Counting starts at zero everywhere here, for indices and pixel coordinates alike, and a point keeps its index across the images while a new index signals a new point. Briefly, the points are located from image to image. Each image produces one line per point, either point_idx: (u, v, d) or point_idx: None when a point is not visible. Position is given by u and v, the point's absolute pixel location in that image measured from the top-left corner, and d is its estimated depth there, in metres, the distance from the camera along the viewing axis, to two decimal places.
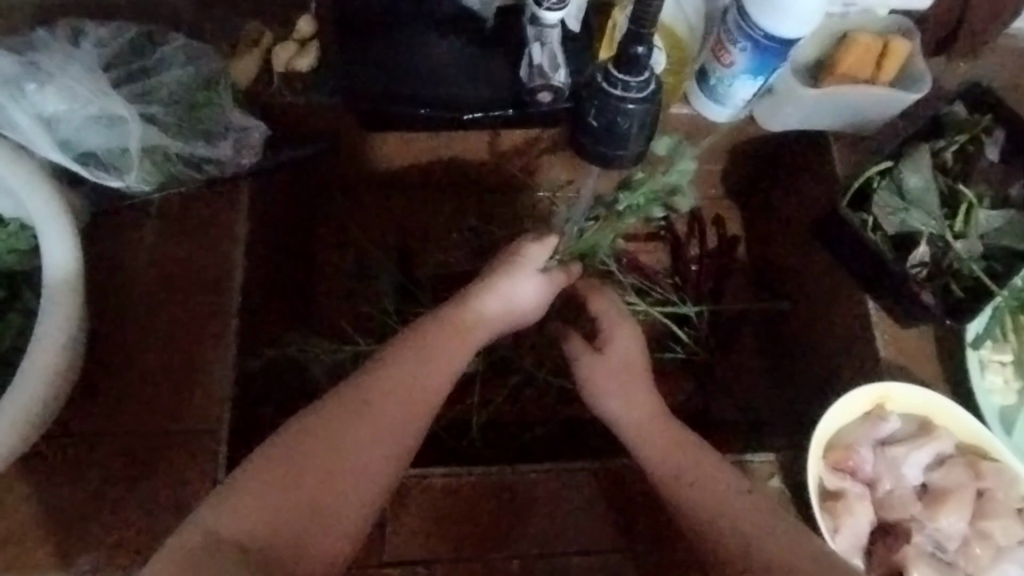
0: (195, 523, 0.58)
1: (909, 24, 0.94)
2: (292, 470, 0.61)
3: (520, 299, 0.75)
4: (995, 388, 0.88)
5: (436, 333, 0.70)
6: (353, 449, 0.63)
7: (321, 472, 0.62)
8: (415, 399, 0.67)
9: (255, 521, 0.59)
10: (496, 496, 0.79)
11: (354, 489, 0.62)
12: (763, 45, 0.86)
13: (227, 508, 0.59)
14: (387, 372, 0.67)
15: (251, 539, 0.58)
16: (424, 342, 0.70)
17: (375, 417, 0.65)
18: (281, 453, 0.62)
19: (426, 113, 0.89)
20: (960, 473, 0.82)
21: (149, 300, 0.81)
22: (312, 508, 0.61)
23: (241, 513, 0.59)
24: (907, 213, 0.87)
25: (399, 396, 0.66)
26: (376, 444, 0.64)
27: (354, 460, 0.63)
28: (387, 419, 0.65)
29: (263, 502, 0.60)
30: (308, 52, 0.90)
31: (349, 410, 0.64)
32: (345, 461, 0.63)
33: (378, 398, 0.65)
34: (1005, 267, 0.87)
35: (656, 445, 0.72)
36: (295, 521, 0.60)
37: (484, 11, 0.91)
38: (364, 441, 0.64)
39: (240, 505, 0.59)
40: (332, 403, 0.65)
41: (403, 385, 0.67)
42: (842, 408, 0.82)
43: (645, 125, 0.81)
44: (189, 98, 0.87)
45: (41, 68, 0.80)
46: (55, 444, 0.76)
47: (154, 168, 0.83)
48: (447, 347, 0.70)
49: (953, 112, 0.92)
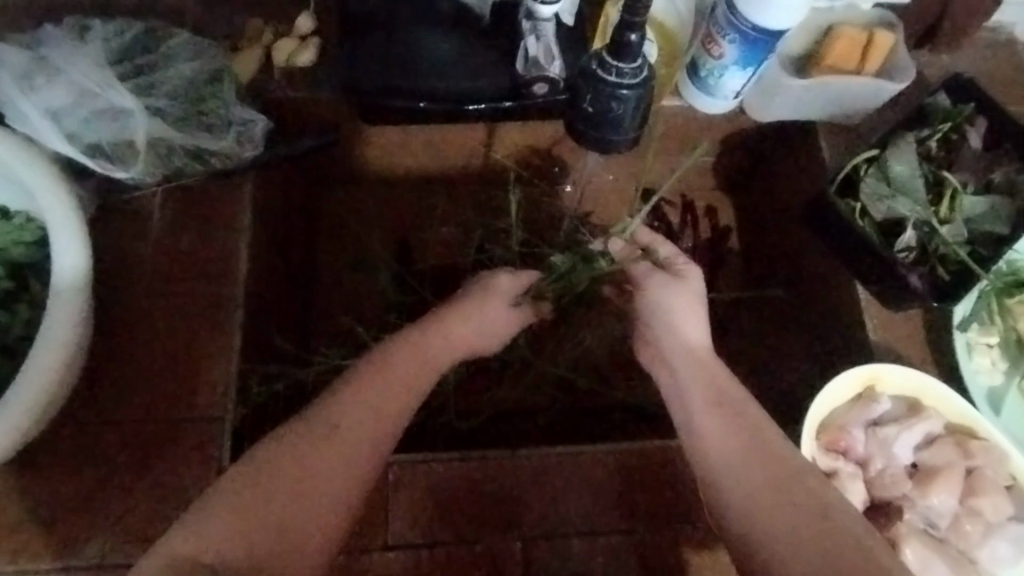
0: (172, 545, 0.59)
1: (893, 17, 0.96)
2: (264, 491, 0.63)
3: (490, 323, 0.82)
4: (982, 370, 0.90)
5: (395, 359, 0.74)
6: (321, 461, 0.66)
7: (292, 490, 0.64)
8: (383, 420, 0.70)
9: (228, 538, 0.60)
10: (497, 479, 0.81)
11: (323, 502, 0.64)
12: (751, 37, 0.87)
13: (195, 539, 0.59)
14: (355, 395, 0.71)
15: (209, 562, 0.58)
16: (384, 369, 0.73)
17: (339, 437, 0.67)
18: (258, 475, 0.64)
19: (422, 106, 0.91)
20: (949, 452, 0.85)
21: (156, 290, 0.82)
22: (285, 523, 0.62)
23: (210, 538, 0.60)
24: (895, 200, 0.89)
25: (366, 416, 0.69)
26: (346, 461, 0.66)
27: (324, 476, 0.65)
28: (354, 435, 0.68)
29: (236, 520, 0.61)
30: (308, 47, 0.93)
31: (315, 431, 0.67)
32: (317, 478, 0.65)
33: (345, 420, 0.69)
34: (989, 250, 0.89)
35: (698, 376, 0.75)
36: (269, 535, 0.61)
37: (479, 7, 0.93)
38: (331, 455, 0.66)
39: (206, 532, 0.60)
40: (300, 430, 0.67)
41: (371, 402, 0.70)
42: (835, 389, 0.85)
43: (638, 112, 0.81)
44: (194, 92, 0.89)
45: (47, 60, 0.84)
46: (61, 435, 0.77)
47: (160, 160, 0.85)
48: (407, 375, 0.74)
49: (936, 102, 0.95)
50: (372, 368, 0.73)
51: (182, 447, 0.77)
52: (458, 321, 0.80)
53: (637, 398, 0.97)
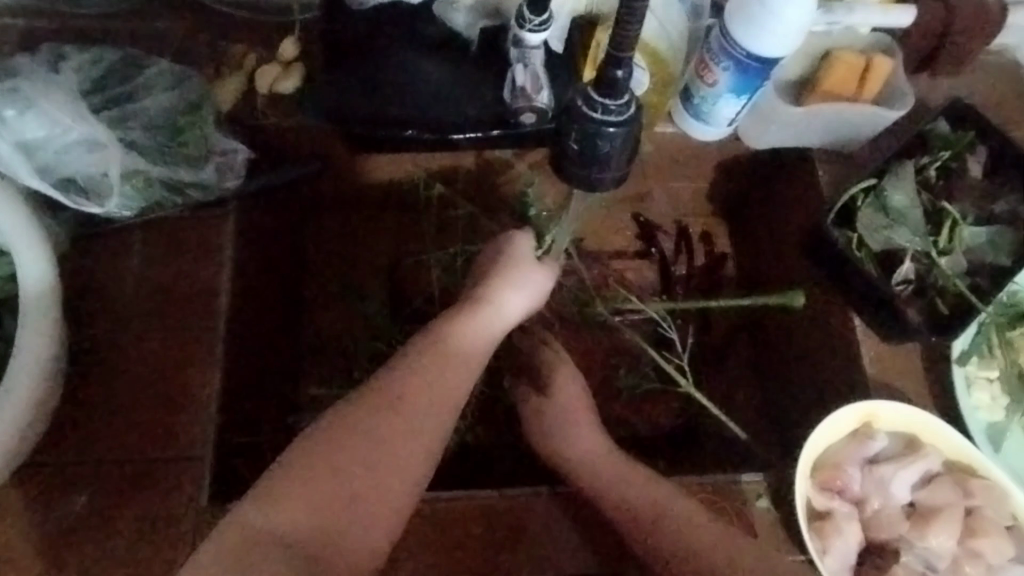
0: (242, 520, 0.62)
1: (887, 40, 0.94)
2: (334, 472, 0.64)
3: (533, 290, 0.80)
4: (982, 404, 0.88)
5: (467, 328, 0.74)
6: (386, 439, 0.67)
7: (361, 467, 0.65)
8: (450, 391, 0.71)
9: (291, 522, 0.62)
10: (483, 519, 0.79)
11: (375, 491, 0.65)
12: (744, 65, 0.86)
13: (277, 510, 0.62)
14: (414, 373, 0.70)
15: (293, 534, 0.61)
16: (456, 335, 0.73)
17: (403, 415, 0.68)
18: (326, 454, 0.65)
19: (410, 133, 0.89)
20: (947, 491, 0.82)
21: (135, 321, 0.79)
22: (359, 502, 0.64)
23: (278, 514, 0.62)
24: (892, 230, 0.87)
25: (425, 393, 0.69)
26: (418, 438, 0.68)
27: (376, 461, 0.66)
28: (415, 415, 0.69)
29: (298, 506, 0.63)
30: (294, 74, 0.92)
31: (374, 410, 0.68)
32: (372, 463, 0.66)
33: (410, 391, 0.69)
34: (989, 282, 0.87)
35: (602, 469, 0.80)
36: (329, 513, 0.63)
37: (468, 31, 0.90)
38: (394, 430, 0.67)
39: (285, 505, 0.62)
40: (367, 402, 0.68)
41: (439, 375, 0.71)
42: (830, 426, 0.82)
43: (626, 151, 0.74)
44: (172, 123, 0.87)
45: (18, 92, 0.80)
46: (31, 477, 0.74)
47: (135, 194, 0.83)
48: (476, 345, 0.74)
49: (936, 128, 0.92)
50: (437, 343, 0.72)
51: (158, 485, 0.74)
52: (522, 291, 0.79)
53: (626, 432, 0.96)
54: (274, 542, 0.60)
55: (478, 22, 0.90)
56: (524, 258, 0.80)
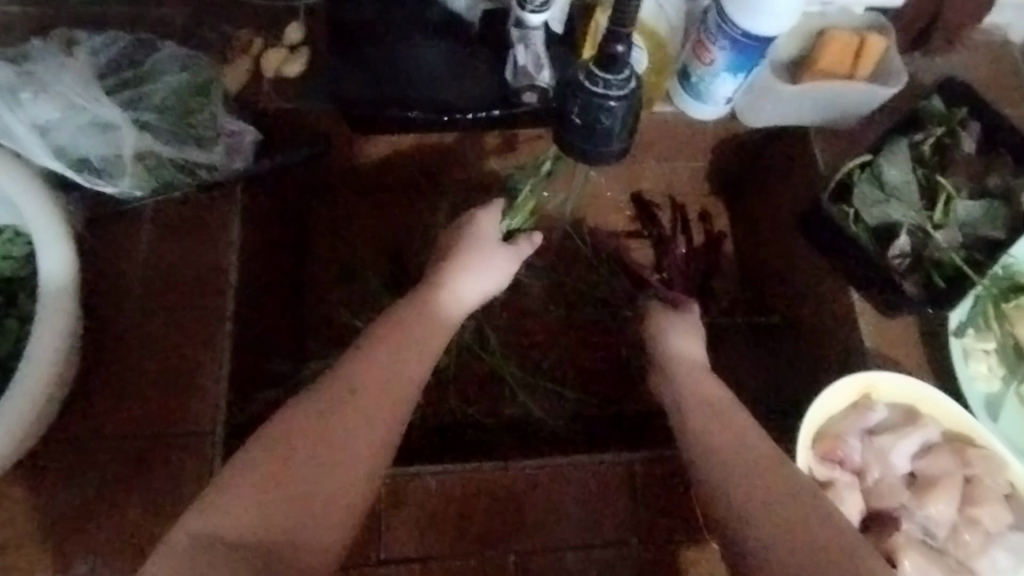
0: (204, 516, 0.59)
1: (885, 20, 0.96)
2: (288, 467, 0.63)
3: (493, 272, 0.82)
4: (979, 376, 0.89)
5: (425, 311, 0.76)
6: (340, 429, 0.66)
7: (313, 459, 0.64)
8: (400, 381, 0.70)
9: (251, 520, 0.60)
10: (490, 493, 0.80)
11: (333, 484, 0.63)
12: (741, 43, 0.87)
13: (225, 511, 0.60)
14: (365, 362, 0.70)
15: (240, 536, 0.59)
16: (412, 319, 0.75)
17: (355, 405, 0.67)
18: (280, 446, 0.64)
19: (411, 115, 0.89)
20: (946, 460, 0.84)
21: (143, 300, 0.80)
22: (314, 495, 0.62)
23: (239, 513, 0.60)
24: (888, 205, 0.88)
25: (375, 384, 0.69)
26: (370, 424, 0.67)
27: (333, 451, 0.65)
28: (367, 402, 0.68)
29: (257, 502, 0.61)
30: (299, 57, 0.93)
31: (325, 399, 0.67)
32: (328, 455, 0.64)
33: (361, 378, 0.69)
34: (985, 255, 0.88)
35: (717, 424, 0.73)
36: (289, 509, 0.61)
37: (470, 14, 0.92)
38: (345, 423, 0.66)
39: (239, 506, 0.60)
40: (321, 395, 0.67)
41: (387, 365, 0.70)
42: (830, 397, 0.84)
43: (627, 123, 0.77)
44: (181, 104, 0.88)
45: (35, 76, 0.82)
46: (47, 453, 0.75)
47: (147, 173, 0.84)
48: (432, 327, 0.75)
49: (931, 106, 0.94)
50: (392, 327, 0.73)
51: (170, 462, 0.75)
52: (483, 274, 0.81)
53: (630, 409, 0.97)
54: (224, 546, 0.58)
55: (479, 4, 0.91)
56: (487, 240, 0.83)
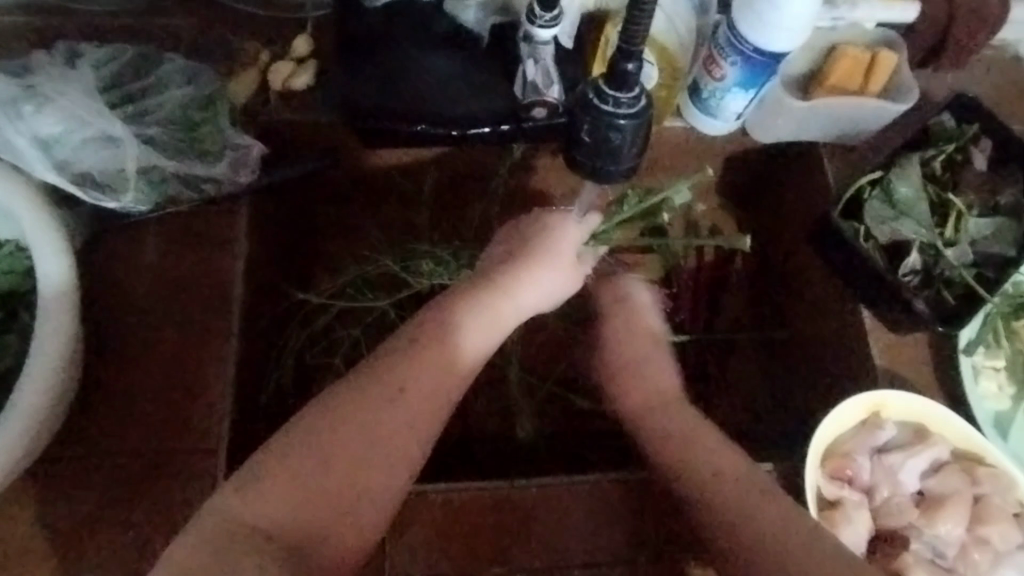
0: (209, 519, 0.60)
1: (896, 36, 0.96)
2: (329, 459, 0.64)
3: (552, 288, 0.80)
4: (989, 394, 0.89)
5: (487, 301, 0.75)
6: (388, 430, 0.66)
7: (355, 453, 0.64)
8: (453, 380, 0.70)
9: (279, 514, 0.61)
10: (496, 510, 0.80)
11: (365, 490, 0.64)
12: (752, 59, 0.87)
13: (259, 494, 0.61)
14: (424, 356, 0.69)
15: (271, 526, 0.60)
16: (474, 311, 0.73)
17: (406, 404, 0.67)
18: (323, 432, 0.64)
19: (420, 128, 0.89)
20: (956, 479, 0.83)
21: (150, 313, 0.80)
22: (347, 487, 0.63)
23: (267, 503, 0.61)
24: (898, 222, 0.88)
25: (429, 387, 0.68)
26: (418, 422, 0.67)
27: (374, 454, 0.65)
28: (419, 397, 0.68)
29: (285, 497, 0.62)
30: (305, 70, 0.92)
31: (376, 393, 0.67)
32: (367, 457, 0.65)
33: (417, 371, 0.68)
34: (995, 272, 0.88)
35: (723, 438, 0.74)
36: (316, 507, 0.62)
37: (479, 27, 0.92)
38: (393, 420, 0.66)
39: (268, 490, 0.61)
40: (371, 387, 0.67)
41: (444, 359, 0.70)
42: (839, 416, 0.83)
43: (636, 143, 0.77)
44: (186, 118, 0.87)
45: (38, 89, 0.82)
46: (51, 467, 0.75)
47: (150, 188, 0.83)
48: (491, 324, 0.74)
49: (941, 123, 0.93)
50: (451, 321, 0.72)
51: (174, 477, 0.75)
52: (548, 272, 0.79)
53: None
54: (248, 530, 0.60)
55: (487, 18, 0.91)
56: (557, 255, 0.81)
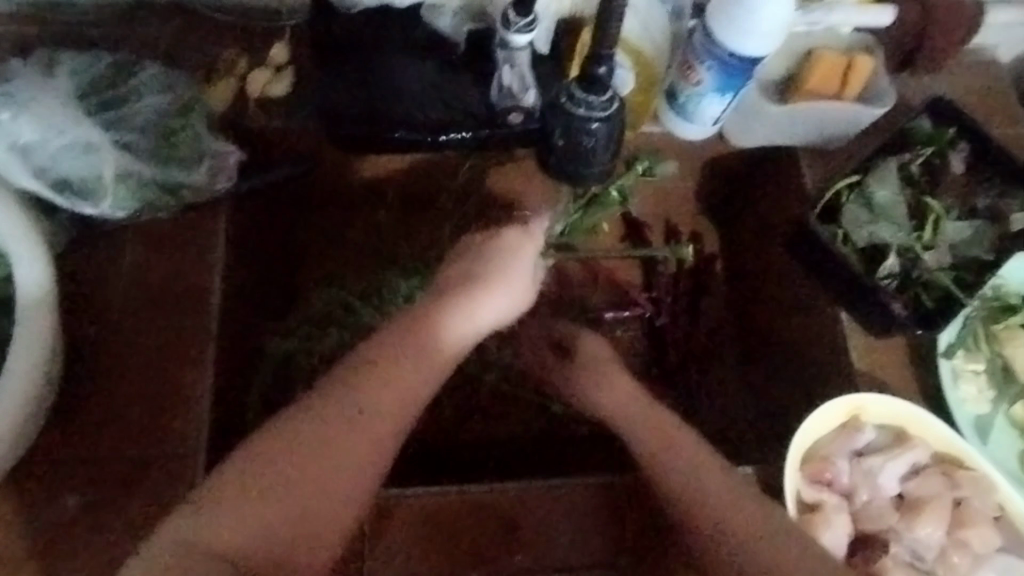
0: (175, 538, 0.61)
1: (872, 40, 0.96)
2: (274, 489, 0.64)
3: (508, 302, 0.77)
4: (969, 398, 0.89)
5: (429, 327, 0.72)
6: (346, 444, 0.66)
7: (305, 479, 0.65)
8: (405, 402, 0.69)
9: (237, 537, 0.62)
10: (475, 514, 0.79)
11: (329, 506, 0.65)
12: (728, 63, 0.87)
13: (224, 516, 0.63)
14: (374, 375, 0.68)
15: (228, 549, 0.62)
16: (419, 335, 0.71)
17: (362, 424, 0.67)
18: (279, 448, 0.65)
19: (398, 135, 0.90)
20: (935, 483, 0.83)
21: (124, 321, 0.80)
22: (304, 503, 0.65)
23: (227, 528, 0.62)
24: (876, 226, 0.88)
25: (393, 403, 0.68)
26: (359, 444, 0.67)
27: (335, 471, 0.66)
28: (373, 426, 0.67)
29: (247, 518, 0.63)
30: (284, 78, 0.93)
31: (330, 415, 0.67)
32: (327, 472, 0.66)
33: (368, 400, 0.68)
34: (974, 276, 0.89)
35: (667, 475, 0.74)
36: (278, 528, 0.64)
37: (454, 35, 0.92)
38: (346, 437, 0.66)
39: (233, 514, 0.63)
40: (328, 407, 0.67)
41: (396, 379, 0.69)
42: (818, 419, 0.83)
43: (610, 144, 0.78)
44: (164, 125, 0.87)
45: (14, 96, 0.81)
46: (23, 476, 0.74)
47: (128, 194, 0.83)
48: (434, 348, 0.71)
49: (918, 126, 0.93)
50: (396, 339, 0.71)
51: (148, 485, 0.75)
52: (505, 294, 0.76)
53: None
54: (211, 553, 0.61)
55: (463, 25, 0.92)
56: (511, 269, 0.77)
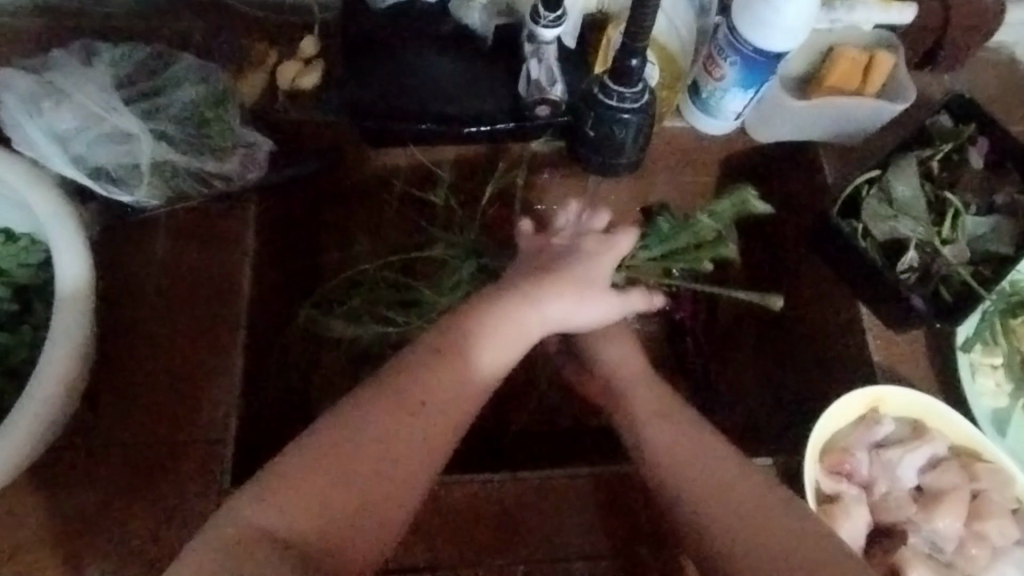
0: (238, 515, 0.59)
1: (894, 38, 0.97)
2: (338, 472, 0.62)
3: (590, 301, 0.76)
4: (986, 391, 0.90)
5: (472, 345, 0.70)
6: (408, 436, 0.65)
7: (371, 464, 0.63)
8: (471, 401, 0.68)
9: (299, 522, 0.60)
10: (501, 501, 0.80)
11: (393, 497, 0.63)
12: (751, 59, 0.88)
13: (282, 504, 0.60)
14: (443, 371, 0.68)
15: (293, 532, 0.59)
16: (464, 356, 0.69)
17: (430, 417, 0.66)
18: (342, 444, 0.63)
19: (426, 126, 0.90)
20: (954, 475, 0.84)
21: (157, 308, 0.81)
22: (366, 494, 0.62)
23: (287, 509, 0.60)
24: (896, 221, 0.89)
25: (463, 397, 0.68)
26: (429, 440, 0.66)
27: (406, 459, 0.64)
28: (443, 418, 0.67)
29: (306, 503, 0.60)
30: (314, 69, 0.95)
31: (400, 406, 0.66)
32: (400, 458, 0.64)
33: (439, 391, 0.67)
34: (992, 271, 0.89)
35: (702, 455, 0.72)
36: (339, 517, 0.61)
37: (483, 29, 0.93)
38: (402, 431, 0.65)
39: (290, 499, 0.60)
40: (398, 394, 0.66)
41: (464, 380, 0.69)
42: (840, 409, 0.84)
43: (640, 136, 0.81)
44: (199, 115, 0.89)
45: (56, 86, 0.85)
46: (58, 460, 0.76)
47: (164, 183, 0.85)
48: (512, 338, 0.72)
49: (938, 123, 0.94)
50: (469, 343, 0.70)
51: (180, 468, 0.76)
52: (558, 300, 0.74)
53: None
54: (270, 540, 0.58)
55: (491, 21, 0.93)
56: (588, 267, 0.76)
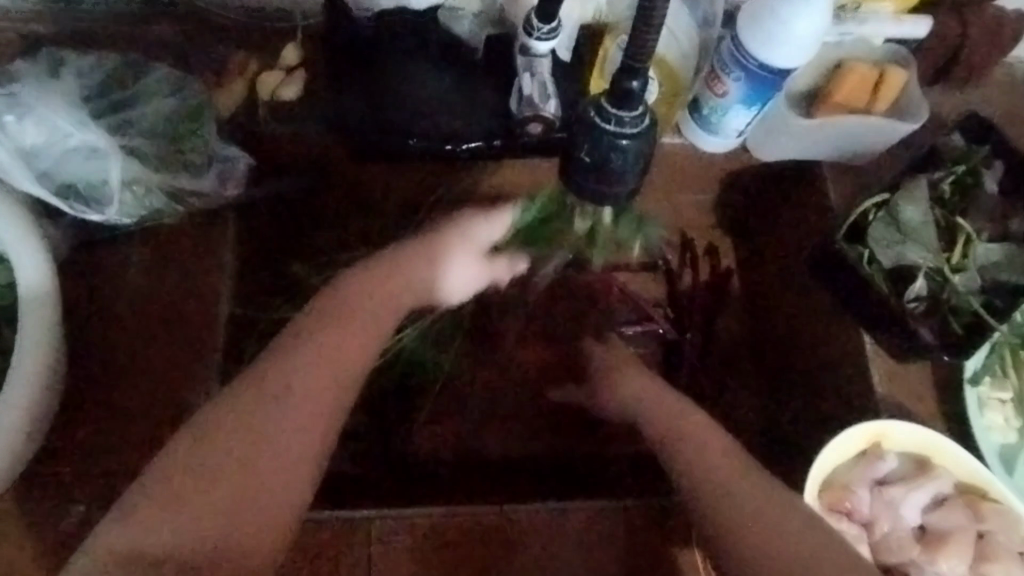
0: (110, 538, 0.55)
1: (905, 52, 0.93)
2: (217, 467, 0.57)
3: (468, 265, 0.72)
4: (996, 427, 0.86)
5: (342, 313, 0.65)
6: (281, 408, 0.60)
7: (242, 446, 0.58)
8: (351, 358, 0.63)
9: (182, 530, 0.55)
10: (485, 532, 0.78)
11: (276, 475, 0.58)
12: (756, 75, 0.84)
13: (167, 507, 0.56)
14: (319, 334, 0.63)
15: (172, 547, 0.55)
16: (341, 323, 0.64)
17: (301, 385, 0.61)
18: (215, 432, 0.58)
19: (412, 142, 0.87)
20: (958, 515, 0.80)
21: (137, 331, 0.80)
22: (243, 479, 0.57)
23: (170, 518, 0.55)
24: (904, 246, 0.85)
25: (338, 355, 0.63)
26: (307, 406, 0.60)
27: (283, 430, 0.59)
28: (314, 378, 0.61)
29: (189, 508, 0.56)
30: (294, 80, 0.90)
31: (270, 379, 0.61)
32: (273, 431, 0.59)
33: (312, 354, 0.62)
34: (1005, 302, 0.84)
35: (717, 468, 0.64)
36: (219, 513, 0.56)
37: (472, 39, 0.89)
38: (280, 409, 0.60)
39: (171, 508, 0.56)
40: (262, 366, 0.62)
41: (339, 340, 0.63)
42: (840, 445, 0.80)
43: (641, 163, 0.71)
44: (173, 130, 0.87)
45: (19, 99, 0.81)
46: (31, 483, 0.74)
47: (135, 201, 0.83)
48: (387, 301, 0.67)
49: (951, 143, 0.90)
50: (338, 310, 0.65)
51: None
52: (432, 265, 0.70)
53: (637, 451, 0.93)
54: (166, 551, 0.54)
55: (481, 30, 0.89)
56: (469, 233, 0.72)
